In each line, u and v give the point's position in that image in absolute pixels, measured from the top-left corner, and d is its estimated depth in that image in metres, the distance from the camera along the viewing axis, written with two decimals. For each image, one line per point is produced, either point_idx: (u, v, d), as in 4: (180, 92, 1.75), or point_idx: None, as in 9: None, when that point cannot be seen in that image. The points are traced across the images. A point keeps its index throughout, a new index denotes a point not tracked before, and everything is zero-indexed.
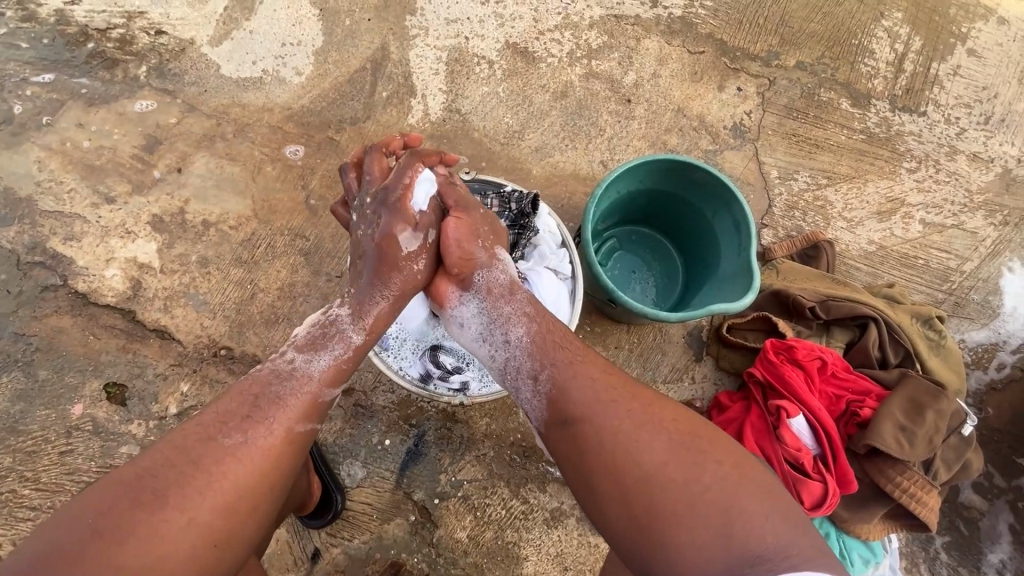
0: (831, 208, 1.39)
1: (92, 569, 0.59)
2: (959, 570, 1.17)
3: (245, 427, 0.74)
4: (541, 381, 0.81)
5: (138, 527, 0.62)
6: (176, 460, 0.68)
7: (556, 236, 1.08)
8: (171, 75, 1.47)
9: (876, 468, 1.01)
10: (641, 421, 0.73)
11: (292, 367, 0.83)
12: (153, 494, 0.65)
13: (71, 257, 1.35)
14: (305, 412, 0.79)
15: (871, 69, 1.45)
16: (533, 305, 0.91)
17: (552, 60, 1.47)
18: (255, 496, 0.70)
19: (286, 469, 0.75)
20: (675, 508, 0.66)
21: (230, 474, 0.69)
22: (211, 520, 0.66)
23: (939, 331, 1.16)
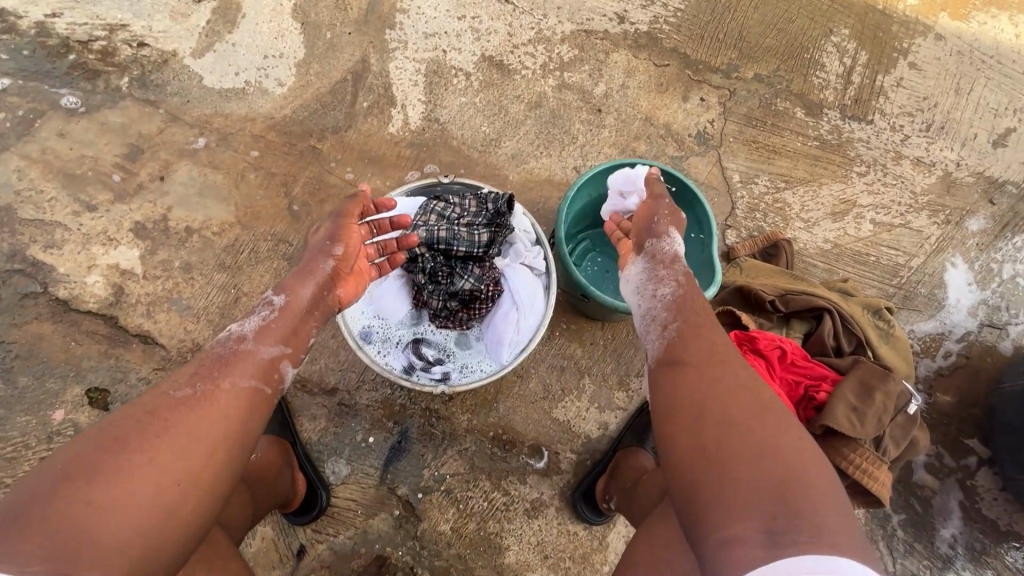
0: (789, 210, 1.48)
1: (67, 506, 0.62)
2: (914, 545, 1.25)
3: (196, 382, 0.76)
4: (670, 329, 0.90)
5: (107, 467, 0.66)
6: (137, 413, 0.71)
7: (531, 235, 1.14)
8: (154, 86, 1.50)
9: (832, 447, 1.08)
10: (734, 387, 0.78)
11: (228, 334, 0.85)
12: (117, 440, 0.68)
13: (52, 265, 1.36)
14: (247, 370, 0.81)
15: (822, 81, 1.56)
16: (687, 276, 0.98)
17: (526, 72, 1.54)
18: (212, 441, 0.73)
19: (240, 420, 0.77)
20: (734, 463, 0.70)
21: (187, 420, 0.72)
22: (172, 461, 0.68)
23: (887, 321, 1.25)
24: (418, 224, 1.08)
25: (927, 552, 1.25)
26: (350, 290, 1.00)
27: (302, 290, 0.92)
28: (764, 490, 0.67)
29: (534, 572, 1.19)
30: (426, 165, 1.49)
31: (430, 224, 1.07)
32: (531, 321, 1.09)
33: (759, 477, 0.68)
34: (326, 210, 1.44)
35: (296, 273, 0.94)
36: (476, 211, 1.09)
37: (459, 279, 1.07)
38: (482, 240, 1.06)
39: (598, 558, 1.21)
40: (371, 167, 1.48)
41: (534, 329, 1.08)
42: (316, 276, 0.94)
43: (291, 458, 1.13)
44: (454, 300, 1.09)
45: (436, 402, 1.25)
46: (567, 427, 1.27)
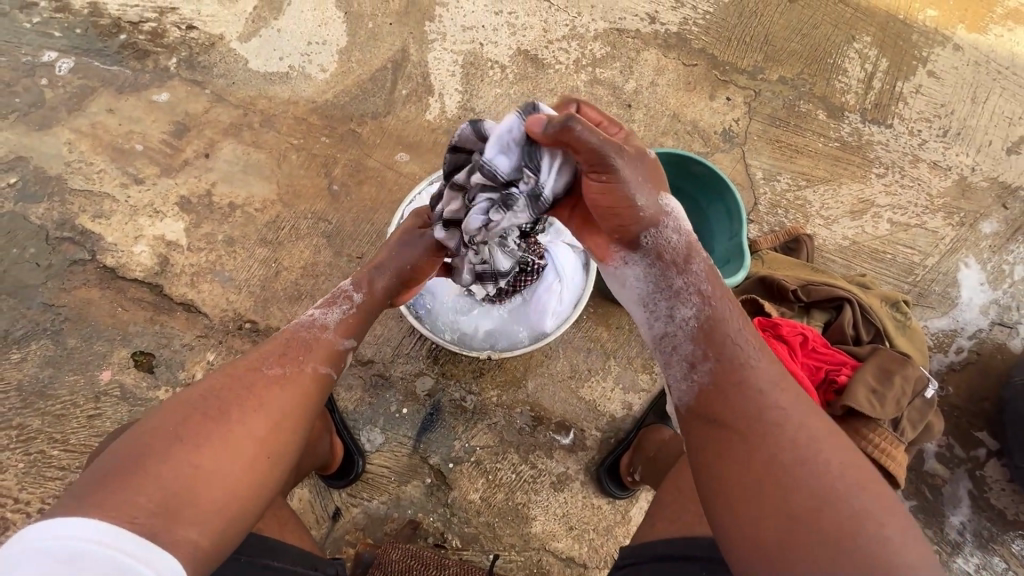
0: (809, 207, 1.54)
1: (167, 465, 0.70)
2: (925, 530, 1.30)
3: (284, 363, 0.86)
4: (699, 370, 0.87)
5: (206, 436, 0.74)
6: (230, 385, 0.80)
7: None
8: (201, 67, 1.56)
9: (851, 428, 1.13)
10: (778, 432, 0.78)
11: (311, 320, 0.95)
12: (217, 410, 0.76)
13: (100, 234, 1.41)
14: (324, 355, 0.91)
15: (844, 85, 1.62)
16: (710, 279, 0.91)
17: (559, 67, 1.60)
18: (296, 416, 0.82)
19: (315, 399, 0.87)
20: (800, 516, 0.72)
21: (273, 394, 0.81)
22: (263, 433, 0.78)
23: (904, 313, 1.30)
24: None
25: (938, 538, 1.29)
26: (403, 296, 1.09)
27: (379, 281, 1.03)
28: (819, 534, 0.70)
29: (559, 542, 1.23)
30: None
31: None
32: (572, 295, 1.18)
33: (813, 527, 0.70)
34: (364, 191, 1.49)
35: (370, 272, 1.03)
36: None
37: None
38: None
39: (621, 531, 1.25)
40: (408, 152, 1.53)
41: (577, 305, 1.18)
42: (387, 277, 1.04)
43: (331, 426, 1.17)
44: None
45: (468, 376, 1.30)
46: (593, 406, 1.31)
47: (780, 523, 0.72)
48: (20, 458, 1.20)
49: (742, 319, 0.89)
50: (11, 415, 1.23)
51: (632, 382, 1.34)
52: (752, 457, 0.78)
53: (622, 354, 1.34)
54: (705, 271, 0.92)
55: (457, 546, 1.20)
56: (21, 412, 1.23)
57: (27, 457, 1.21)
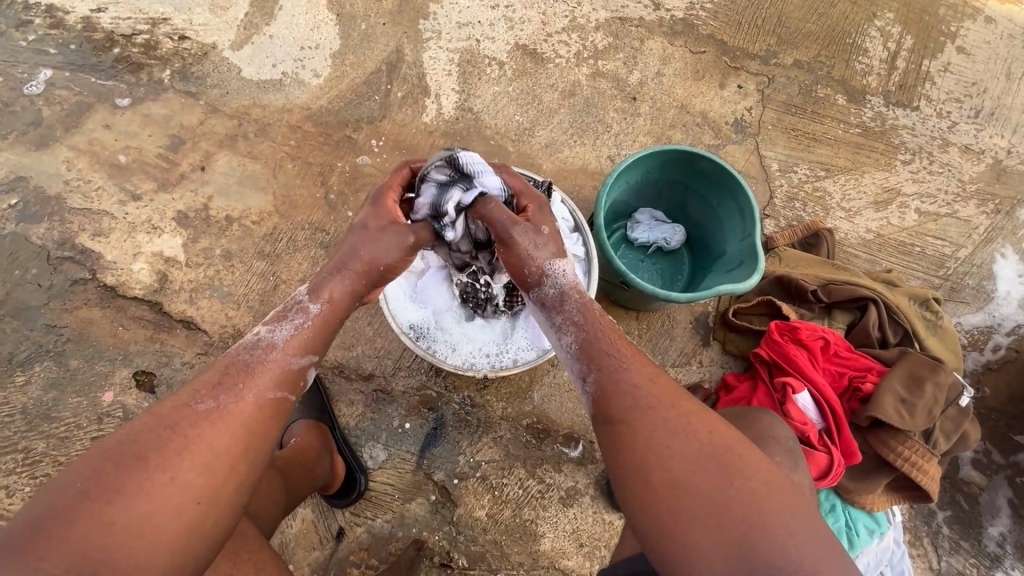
0: (830, 199, 1.44)
1: (83, 524, 0.63)
2: (961, 543, 1.22)
3: (216, 393, 0.75)
4: (588, 383, 0.81)
5: (125, 488, 0.66)
6: (155, 425, 0.71)
7: (569, 222, 1.13)
8: (195, 77, 1.54)
9: (878, 439, 1.06)
10: (681, 439, 0.72)
11: (256, 339, 0.81)
12: (134, 456, 0.68)
13: (100, 252, 1.40)
14: (273, 379, 0.79)
15: (865, 66, 1.52)
16: (585, 312, 0.86)
17: (559, 60, 1.54)
18: (234, 455, 0.73)
19: (259, 431, 0.76)
20: (721, 531, 0.67)
21: (209, 432, 0.72)
22: (192, 479, 0.69)
23: (936, 312, 1.21)
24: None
25: (975, 550, 1.22)
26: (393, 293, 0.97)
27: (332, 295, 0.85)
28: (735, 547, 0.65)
29: (569, 559, 1.19)
30: None
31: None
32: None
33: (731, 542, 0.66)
34: (361, 199, 1.46)
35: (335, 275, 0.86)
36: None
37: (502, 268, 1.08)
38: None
39: None
40: (405, 157, 1.48)
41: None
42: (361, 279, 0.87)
43: (330, 444, 1.15)
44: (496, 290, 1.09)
45: (471, 388, 1.26)
46: None
47: (693, 539, 0.67)
48: (28, 481, 1.21)
49: (618, 331, 0.84)
50: (17, 439, 1.23)
51: None
52: (653, 473, 0.72)
53: None
54: (580, 303, 0.87)
55: (463, 565, 1.17)
56: (27, 435, 1.24)
57: (34, 480, 1.22)
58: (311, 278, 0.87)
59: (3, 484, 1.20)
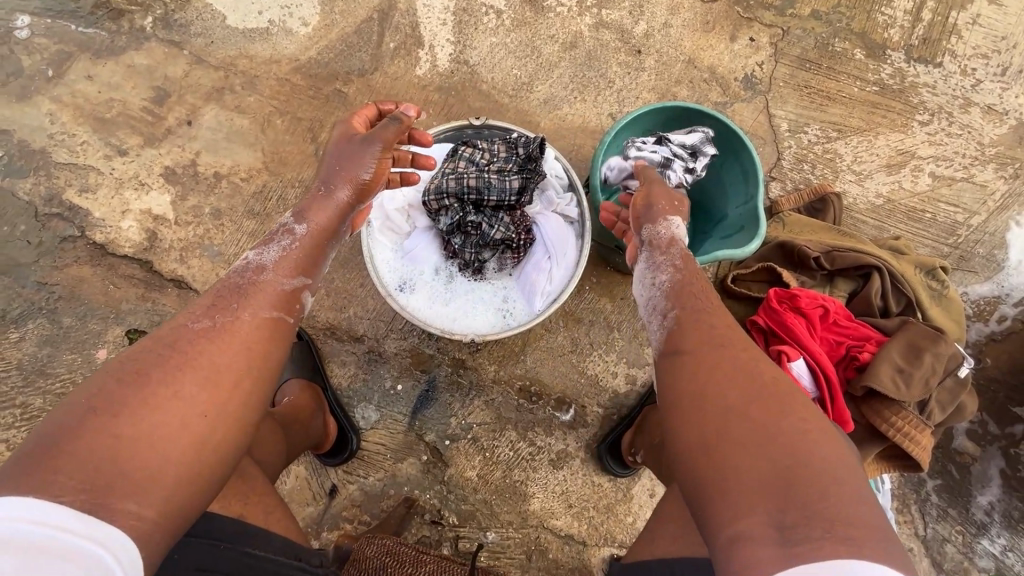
0: (840, 161, 1.38)
1: (89, 438, 0.61)
2: (949, 511, 1.23)
3: (220, 312, 0.77)
4: (669, 319, 0.84)
5: (131, 401, 0.65)
6: (155, 347, 0.71)
7: (562, 180, 1.12)
8: (178, 26, 1.47)
9: (872, 409, 1.04)
10: (736, 379, 0.71)
11: (246, 264, 0.85)
12: (138, 372, 0.67)
13: (88, 209, 1.37)
14: (268, 300, 0.81)
15: (887, 18, 1.42)
16: (685, 259, 0.92)
17: (561, 9, 1.45)
18: (238, 374, 0.73)
19: (260, 350, 0.77)
20: (758, 467, 0.62)
21: (210, 351, 0.72)
22: (196, 394, 0.69)
23: (942, 281, 1.17)
24: (448, 172, 1.06)
25: (961, 518, 1.22)
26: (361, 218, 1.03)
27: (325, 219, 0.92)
28: (767, 478, 0.62)
29: (558, 519, 1.20)
30: (453, 111, 1.42)
31: (459, 171, 1.05)
32: (563, 272, 1.07)
33: (767, 475, 0.62)
34: None
35: (318, 202, 0.93)
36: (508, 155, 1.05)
37: (490, 228, 1.05)
38: (513, 187, 1.03)
39: (623, 509, 1.22)
40: None
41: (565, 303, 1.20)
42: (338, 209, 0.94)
43: (322, 405, 1.15)
44: (487, 251, 1.07)
45: (464, 351, 1.25)
46: (595, 381, 1.26)
47: (729, 472, 0.64)
48: (27, 435, 1.23)
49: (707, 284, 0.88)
50: (14, 394, 1.25)
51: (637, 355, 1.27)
52: (705, 406, 0.70)
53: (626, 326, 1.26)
54: (680, 259, 0.92)
55: (454, 523, 1.19)
56: (23, 390, 1.25)
57: (34, 434, 1.23)
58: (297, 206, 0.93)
59: (4, 438, 1.22)
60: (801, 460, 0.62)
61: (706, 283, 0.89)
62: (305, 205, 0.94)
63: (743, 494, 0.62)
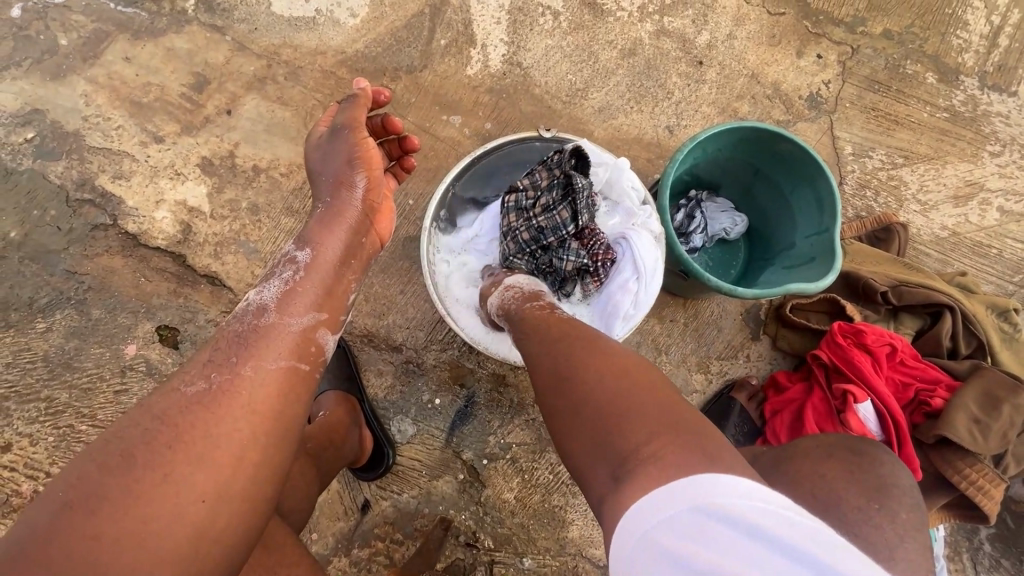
0: (905, 189, 1.32)
1: (70, 540, 0.57)
2: (1003, 562, 1.18)
3: (223, 371, 0.70)
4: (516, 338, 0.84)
5: (112, 492, 0.60)
6: (144, 420, 0.65)
7: (639, 194, 1.04)
8: (221, 10, 1.41)
9: (942, 457, 0.99)
10: (549, 362, 0.73)
11: (246, 306, 0.79)
12: (120, 456, 0.62)
13: (121, 197, 1.32)
14: (279, 348, 0.75)
15: (963, 42, 1.36)
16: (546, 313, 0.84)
17: (621, 14, 1.39)
18: (239, 450, 0.66)
19: (267, 412, 0.70)
20: (590, 426, 0.63)
21: (203, 422, 0.66)
22: (191, 477, 0.63)
23: (1014, 324, 1.12)
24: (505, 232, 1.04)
25: None
26: (384, 223, 0.98)
27: (330, 243, 0.88)
28: (592, 433, 0.62)
29: (597, 547, 1.16)
30: (504, 114, 1.37)
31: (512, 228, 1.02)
32: (649, 294, 1.00)
33: (591, 429, 0.62)
34: None
35: (321, 223, 0.90)
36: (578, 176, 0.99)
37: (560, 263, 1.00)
38: (564, 218, 0.98)
39: None
40: (445, 112, 1.36)
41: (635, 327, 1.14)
42: (346, 221, 0.91)
43: (359, 417, 1.12)
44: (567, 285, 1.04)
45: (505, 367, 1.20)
46: None
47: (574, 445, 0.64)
48: (51, 431, 1.18)
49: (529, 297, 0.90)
50: (39, 387, 1.20)
51: (686, 382, 1.21)
52: (543, 396, 0.71)
53: (676, 351, 1.21)
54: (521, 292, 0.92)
55: (489, 547, 1.14)
56: (49, 384, 1.21)
57: (58, 430, 1.19)
58: (299, 233, 0.89)
59: (27, 432, 1.18)
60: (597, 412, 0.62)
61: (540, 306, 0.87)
62: (308, 231, 0.90)
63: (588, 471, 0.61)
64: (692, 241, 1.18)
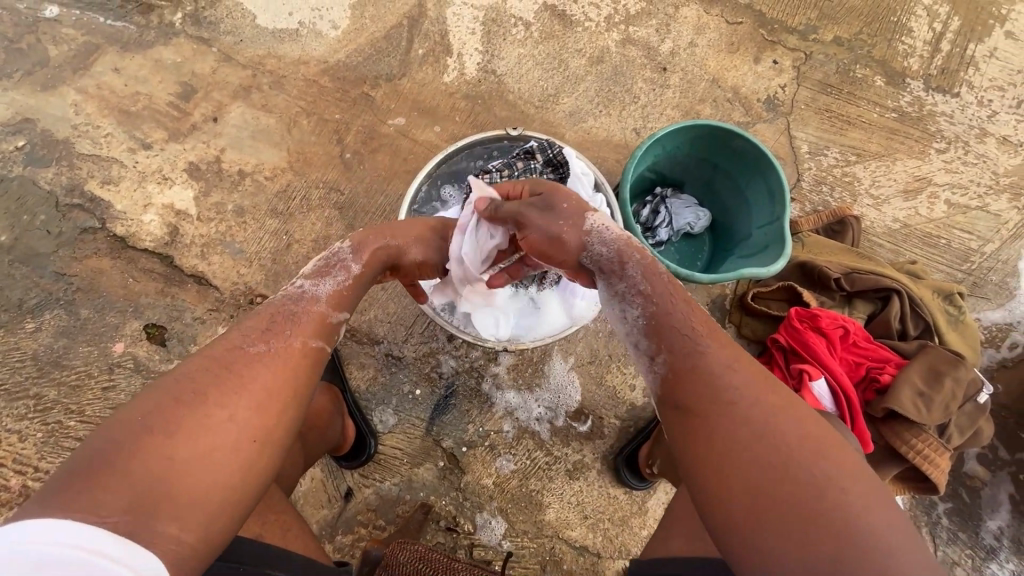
0: (858, 185, 1.41)
1: (142, 457, 0.59)
2: (959, 535, 1.24)
3: (283, 333, 0.75)
4: (657, 362, 0.76)
5: (184, 420, 0.63)
6: (207, 365, 0.68)
7: (590, 179, 1.11)
8: (208, 23, 1.47)
9: (892, 431, 1.06)
10: (756, 424, 0.66)
11: (300, 292, 0.83)
12: (191, 394, 0.65)
13: (110, 201, 1.37)
14: (312, 329, 0.78)
15: (907, 47, 1.45)
16: (649, 280, 0.82)
17: (589, 24, 1.47)
18: (284, 395, 0.71)
19: (308, 375, 0.75)
20: (789, 519, 0.60)
21: (264, 372, 0.70)
22: (248, 417, 0.66)
23: (959, 307, 1.20)
24: None
25: (972, 542, 1.23)
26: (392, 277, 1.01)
27: (370, 252, 0.92)
28: (795, 511, 0.60)
29: (573, 530, 1.20)
30: (480, 119, 1.44)
31: None
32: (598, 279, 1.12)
33: (811, 534, 0.58)
34: (378, 160, 1.41)
35: (375, 233, 0.95)
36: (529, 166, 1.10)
37: None
38: None
39: (637, 522, 1.22)
40: (423, 118, 1.43)
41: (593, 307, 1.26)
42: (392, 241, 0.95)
43: (342, 406, 1.14)
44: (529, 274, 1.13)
45: (484, 358, 1.26)
46: (614, 393, 1.27)
47: (770, 525, 0.60)
48: (39, 427, 1.21)
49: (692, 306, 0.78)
50: (28, 385, 1.24)
51: None
52: (728, 453, 0.66)
53: None
54: (644, 268, 0.82)
55: (469, 531, 1.18)
56: (37, 381, 1.24)
57: (45, 426, 1.22)
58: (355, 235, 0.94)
59: (15, 429, 1.21)
60: (802, 493, 0.61)
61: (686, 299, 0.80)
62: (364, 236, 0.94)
63: (771, 551, 0.59)
64: (658, 234, 1.25)
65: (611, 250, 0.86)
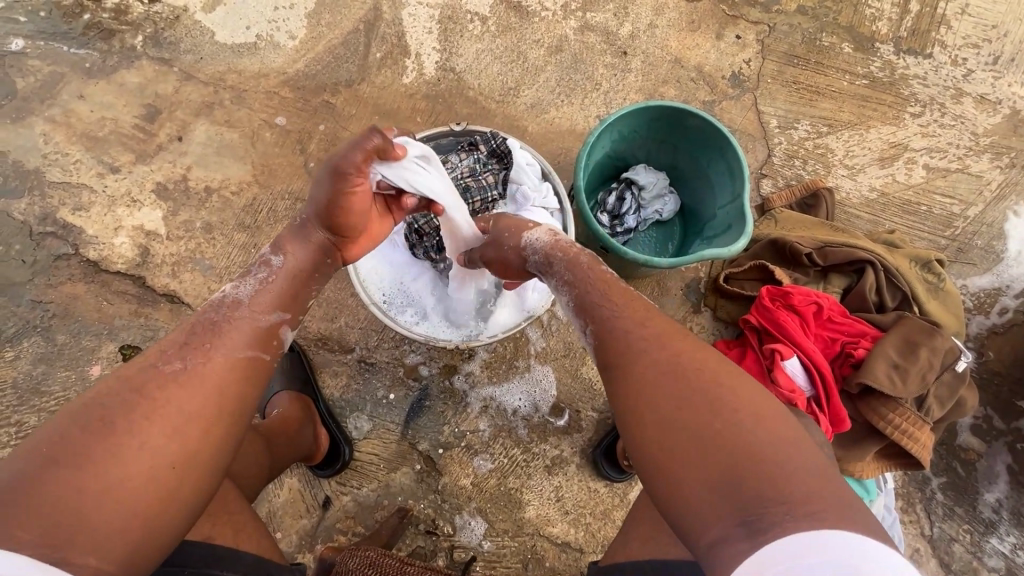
0: (832, 156, 1.37)
1: (54, 489, 0.59)
2: (956, 510, 1.20)
3: (191, 353, 0.72)
4: (588, 334, 0.80)
5: (94, 448, 0.62)
6: (120, 390, 0.67)
7: (536, 168, 1.13)
8: (168, 43, 1.48)
9: (869, 407, 1.03)
10: (664, 376, 0.68)
11: (221, 297, 0.80)
12: (105, 419, 0.64)
13: (81, 227, 1.38)
14: (243, 339, 0.76)
15: (875, 11, 1.41)
16: (570, 266, 0.86)
17: (546, 14, 1.45)
18: (209, 418, 0.69)
19: (233, 392, 0.72)
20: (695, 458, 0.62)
21: (183, 396, 0.68)
22: (164, 444, 0.65)
23: (938, 274, 1.16)
24: None
25: (969, 517, 1.20)
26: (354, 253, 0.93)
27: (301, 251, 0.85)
28: (721, 469, 0.60)
29: (554, 526, 1.19)
30: (441, 119, 1.43)
31: None
32: None
33: (737, 496, 0.58)
34: None
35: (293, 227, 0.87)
36: (474, 158, 1.10)
37: None
38: (490, 183, 1.10)
39: (619, 514, 1.21)
40: (385, 121, 1.43)
41: (554, 307, 1.26)
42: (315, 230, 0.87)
43: (313, 415, 1.14)
44: None
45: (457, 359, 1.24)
46: (589, 385, 1.25)
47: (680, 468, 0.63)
48: None
49: (607, 278, 0.84)
50: (10, 412, 1.26)
51: None
52: (638, 405, 0.69)
53: None
54: (568, 262, 0.87)
55: (448, 533, 1.18)
56: (18, 409, 1.26)
57: None
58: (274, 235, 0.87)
59: None
60: (730, 446, 0.61)
61: (606, 279, 0.84)
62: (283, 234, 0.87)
63: (701, 507, 0.60)
64: (625, 222, 1.22)
65: (570, 251, 0.89)
